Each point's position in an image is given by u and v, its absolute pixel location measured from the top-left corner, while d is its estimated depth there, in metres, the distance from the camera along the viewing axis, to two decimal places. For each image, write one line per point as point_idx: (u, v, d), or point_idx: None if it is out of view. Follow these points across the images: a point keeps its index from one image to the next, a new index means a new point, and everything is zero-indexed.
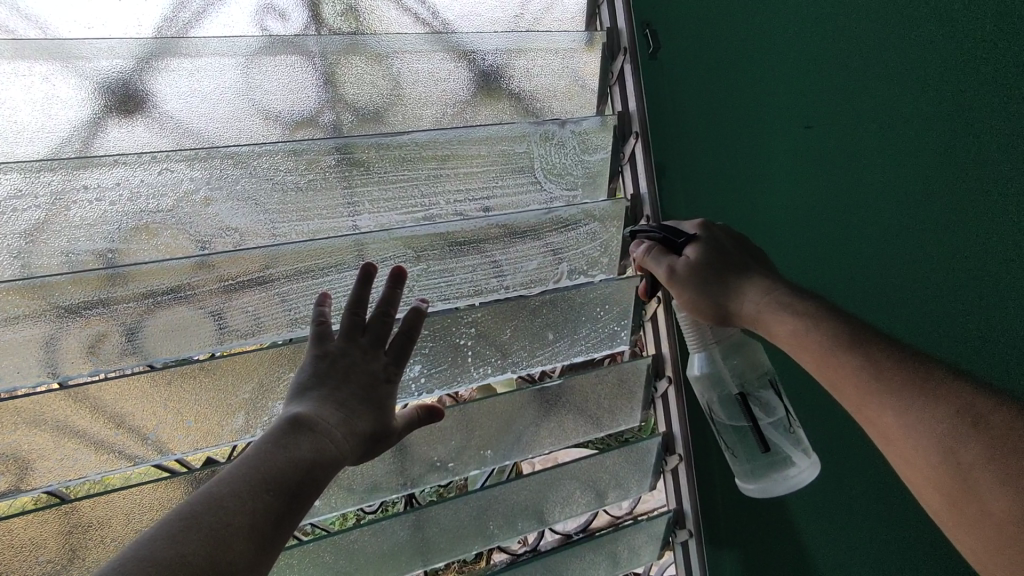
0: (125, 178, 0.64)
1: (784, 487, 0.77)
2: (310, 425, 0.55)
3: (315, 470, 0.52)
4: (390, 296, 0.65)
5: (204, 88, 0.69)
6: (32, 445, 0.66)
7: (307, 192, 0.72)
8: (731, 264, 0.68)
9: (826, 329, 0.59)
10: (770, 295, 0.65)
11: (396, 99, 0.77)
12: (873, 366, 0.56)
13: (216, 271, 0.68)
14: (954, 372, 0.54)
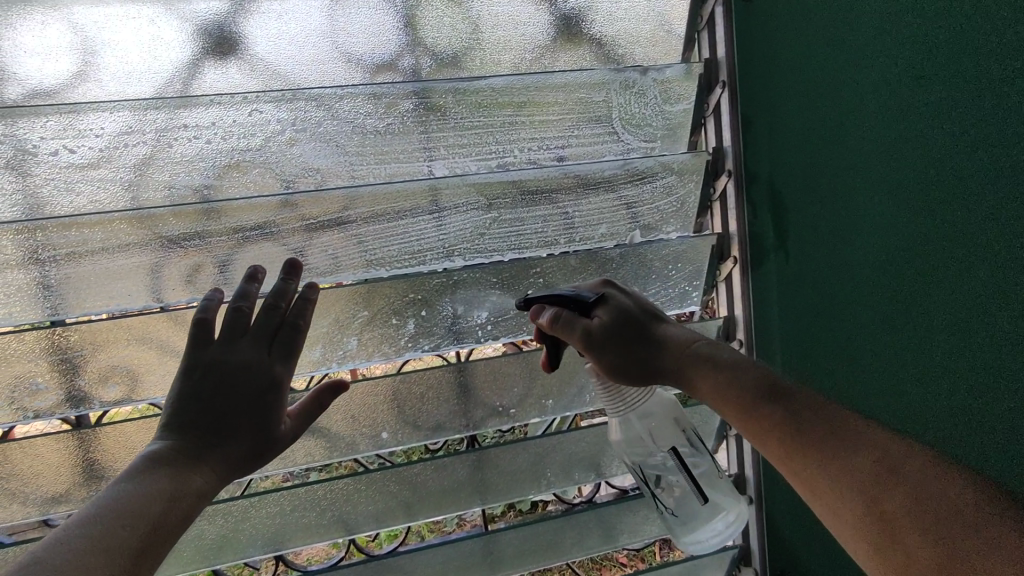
0: (218, 118, 0.68)
1: (720, 536, 0.82)
2: (177, 463, 0.56)
3: (178, 510, 0.53)
4: (279, 302, 0.65)
5: (292, 30, 0.71)
6: (141, 360, 0.74)
7: (385, 135, 0.73)
8: (642, 329, 0.70)
9: (750, 384, 0.61)
10: (680, 360, 0.67)
11: (476, 43, 0.76)
12: (791, 418, 0.55)
13: (299, 210, 0.71)
14: (872, 422, 0.51)
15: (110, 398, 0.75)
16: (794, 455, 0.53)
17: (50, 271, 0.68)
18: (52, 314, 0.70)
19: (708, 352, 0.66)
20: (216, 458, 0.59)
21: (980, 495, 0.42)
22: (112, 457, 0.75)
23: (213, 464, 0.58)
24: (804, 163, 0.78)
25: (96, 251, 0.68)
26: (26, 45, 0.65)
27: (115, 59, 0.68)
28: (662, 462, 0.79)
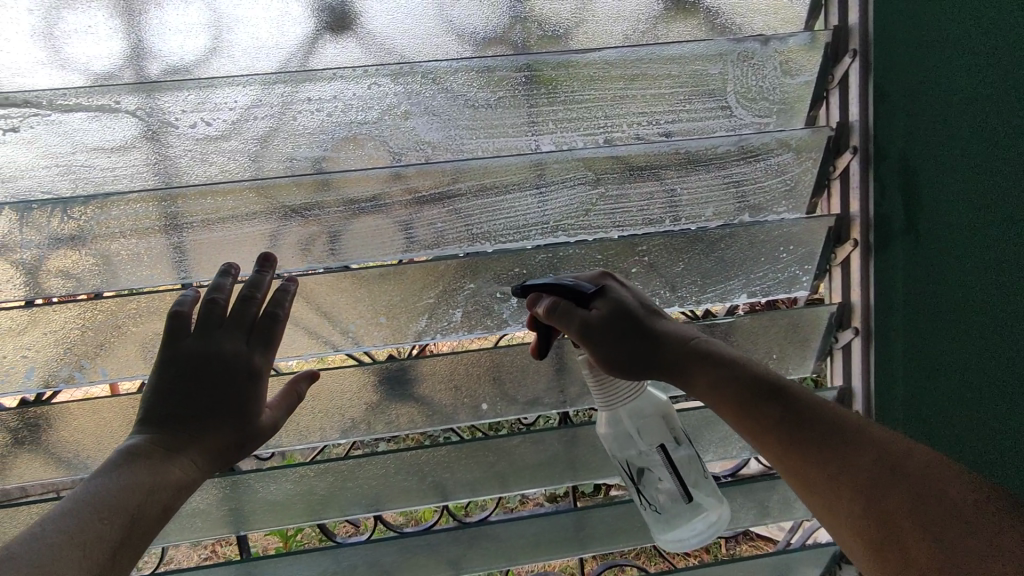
0: (340, 92, 0.71)
1: (698, 538, 0.77)
2: (155, 462, 0.58)
3: (159, 502, 0.56)
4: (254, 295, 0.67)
5: (407, 5, 0.72)
6: None
7: (494, 109, 0.73)
8: (641, 329, 0.70)
9: (745, 384, 0.66)
10: (674, 361, 0.69)
11: (587, 14, 0.74)
12: (790, 416, 0.62)
13: (410, 184, 0.73)
14: (864, 427, 0.59)
15: None
16: (794, 452, 0.60)
17: (187, 236, 0.74)
18: (182, 276, 0.76)
19: (711, 354, 0.69)
20: (197, 454, 0.61)
21: (972, 500, 0.50)
22: None
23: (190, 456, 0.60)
24: (908, 154, 0.74)
25: (227, 218, 0.73)
26: (169, 23, 0.70)
27: (246, 36, 0.72)
28: (642, 459, 0.76)
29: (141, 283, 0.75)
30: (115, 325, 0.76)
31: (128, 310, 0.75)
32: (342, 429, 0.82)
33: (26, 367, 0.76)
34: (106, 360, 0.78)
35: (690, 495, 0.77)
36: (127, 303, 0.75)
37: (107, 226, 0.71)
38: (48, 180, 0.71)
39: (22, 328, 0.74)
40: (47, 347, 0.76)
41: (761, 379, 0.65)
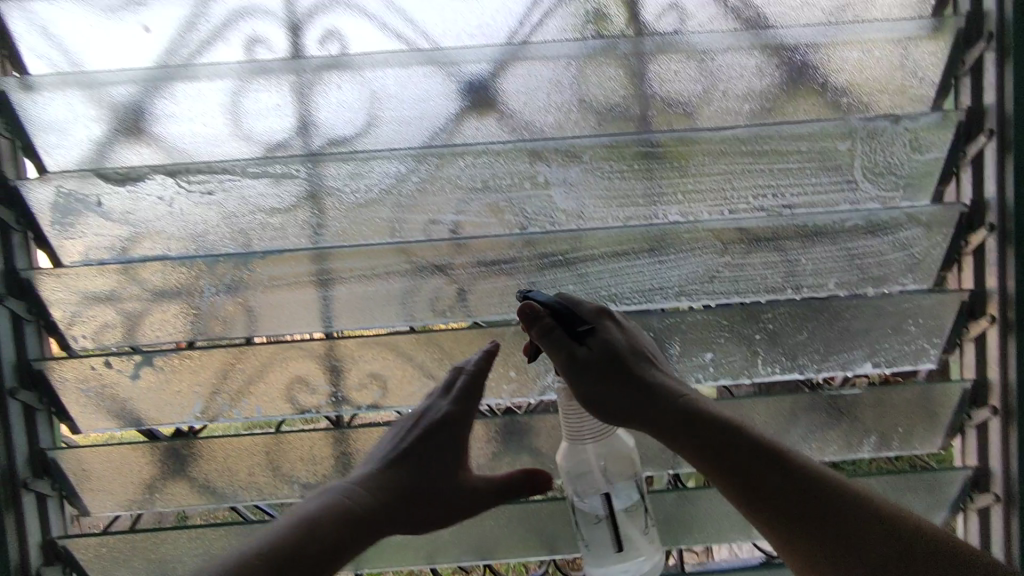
0: (486, 164, 0.78)
1: None
2: (307, 521, 0.67)
3: (311, 556, 0.65)
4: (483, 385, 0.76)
5: (534, 85, 0.78)
6: (392, 371, 0.85)
7: (616, 178, 0.78)
8: (631, 369, 0.73)
9: (743, 446, 0.68)
10: (671, 413, 0.71)
11: (711, 92, 0.78)
12: (786, 497, 0.65)
13: (540, 249, 0.79)
14: (855, 503, 0.65)
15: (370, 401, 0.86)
16: (780, 517, 0.65)
17: (338, 289, 0.81)
18: (326, 326, 0.83)
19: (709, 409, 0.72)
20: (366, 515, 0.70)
21: None
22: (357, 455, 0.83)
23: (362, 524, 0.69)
24: None
25: (373, 274, 0.81)
26: (334, 104, 0.80)
27: (401, 111, 0.80)
28: (620, 501, 0.76)
29: (294, 331, 0.83)
30: (268, 367, 0.83)
31: (285, 356, 0.83)
32: None
33: (193, 402, 0.83)
34: (254, 397, 0.84)
35: (624, 542, 0.76)
36: (283, 349, 0.83)
37: (275, 278, 0.80)
38: (221, 237, 0.80)
39: (186, 368, 0.81)
40: (211, 385, 0.83)
41: (768, 444, 0.69)
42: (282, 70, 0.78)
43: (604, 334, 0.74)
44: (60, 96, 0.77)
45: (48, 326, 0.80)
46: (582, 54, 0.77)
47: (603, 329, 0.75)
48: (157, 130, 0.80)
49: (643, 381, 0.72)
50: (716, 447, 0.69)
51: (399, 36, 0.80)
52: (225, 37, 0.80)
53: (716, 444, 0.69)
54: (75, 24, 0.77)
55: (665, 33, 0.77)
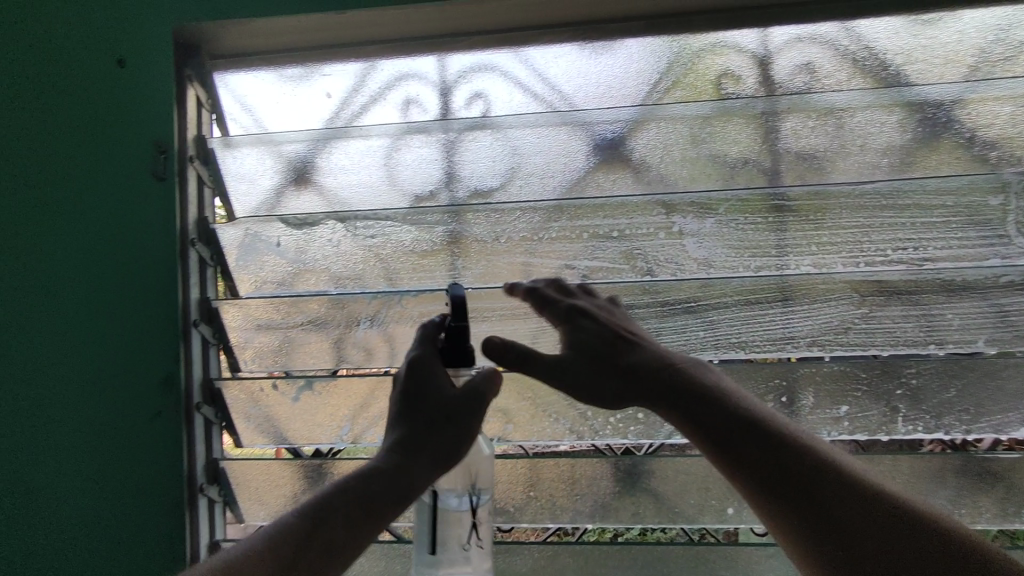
0: (621, 217, 0.83)
1: None
2: (319, 504, 0.68)
3: (324, 536, 0.66)
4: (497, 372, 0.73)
5: (665, 142, 0.83)
6: (516, 408, 0.87)
7: (750, 232, 0.81)
8: (635, 355, 0.74)
9: (733, 424, 0.68)
10: (654, 386, 0.72)
11: (845, 147, 0.79)
12: (768, 464, 0.65)
13: (662, 296, 0.83)
14: (847, 487, 0.63)
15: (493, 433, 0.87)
16: (744, 467, 0.66)
17: (476, 326, 0.87)
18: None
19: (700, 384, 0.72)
20: (374, 488, 0.68)
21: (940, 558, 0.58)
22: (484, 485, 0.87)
23: (387, 480, 0.69)
24: None
25: (507, 314, 0.86)
26: (474, 160, 0.87)
27: (542, 164, 0.85)
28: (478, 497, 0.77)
29: None
30: None
31: None
32: (590, 512, 0.85)
33: (341, 423, 0.90)
34: None
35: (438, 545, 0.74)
36: None
37: (422, 314, 0.87)
38: (375, 276, 0.89)
39: (334, 394, 0.89)
40: (358, 408, 0.89)
41: (766, 422, 0.68)
42: (434, 129, 0.86)
43: (612, 319, 0.76)
44: (246, 153, 0.89)
45: (225, 350, 0.91)
46: (716, 111, 0.81)
47: (615, 318, 0.76)
48: (322, 180, 0.89)
49: (647, 367, 0.73)
50: (708, 433, 0.68)
51: (541, 99, 0.87)
52: (380, 100, 0.90)
53: (714, 431, 0.68)
54: (263, 92, 0.90)
55: (796, 92, 0.81)
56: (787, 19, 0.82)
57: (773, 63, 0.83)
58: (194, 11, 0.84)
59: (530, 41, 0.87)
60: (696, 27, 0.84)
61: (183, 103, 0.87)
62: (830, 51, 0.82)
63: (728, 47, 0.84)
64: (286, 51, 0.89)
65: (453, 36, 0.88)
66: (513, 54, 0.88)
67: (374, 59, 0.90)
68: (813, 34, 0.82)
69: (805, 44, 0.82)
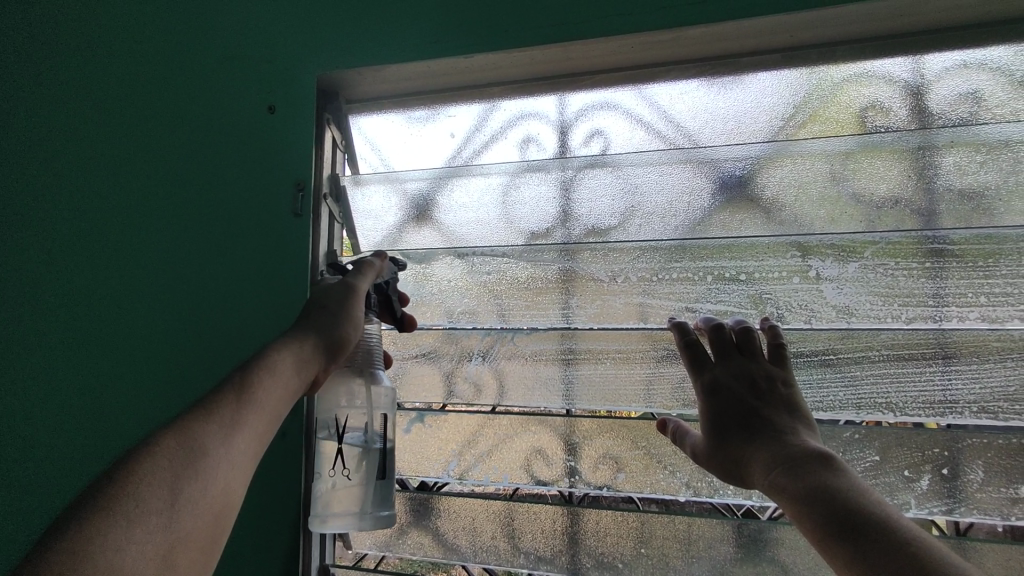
0: (749, 262, 0.78)
1: (334, 524, 0.73)
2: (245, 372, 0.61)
3: (256, 398, 0.60)
4: (375, 263, 0.77)
5: (797, 179, 0.77)
6: (624, 455, 0.83)
7: (901, 278, 0.72)
8: (778, 426, 0.64)
9: (823, 501, 0.53)
10: (778, 450, 0.61)
11: (1017, 185, 0.70)
12: (876, 559, 0.47)
13: (799, 346, 0.76)
14: None
15: (598, 479, 0.84)
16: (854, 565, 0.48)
17: (588, 367, 0.84)
18: (567, 402, 0.85)
19: (798, 454, 0.59)
20: (288, 363, 0.64)
21: None
22: (589, 535, 0.83)
23: (292, 358, 0.64)
24: None
25: (621, 356, 0.83)
26: (590, 198, 0.85)
27: (660, 203, 0.82)
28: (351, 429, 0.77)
29: (539, 405, 0.86)
30: (514, 433, 0.88)
31: (528, 427, 0.87)
32: None
33: (449, 458, 0.89)
34: (499, 461, 0.88)
35: (342, 486, 0.75)
36: (530, 420, 0.87)
37: (535, 352, 0.86)
38: (488, 312, 0.89)
39: (442, 426, 0.90)
40: (466, 444, 0.89)
41: (859, 502, 0.52)
42: (552, 167, 0.87)
43: (766, 390, 0.67)
44: (373, 190, 0.94)
45: None
46: (859, 146, 0.75)
47: (771, 389, 0.68)
48: (441, 217, 0.91)
49: (779, 437, 0.63)
50: (821, 513, 0.53)
51: (662, 138, 0.85)
52: (500, 138, 0.92)
53: (819, 492, 0.54)
54: (390, 134, 0.96)
55: (955, 125, 0.74)
56: (946, 45, 0.76)
57: (929, 93, 0.76)
58: (332, 61, 0.90)
59: (652, 78, 0.86)
60: (837, 57, 0.79)
61: (321, 143, 0.92)
62: (998, 79, 0.74)
63: (875, 77, 0.78)
64: (417, 95, 0.95)
65: (575, 77, 0.89)
66: (635, 91, 0.87)
67: (497, 100, 0.93)
68: (980, 60, 0.75)
69: (970, 71, 0.75)
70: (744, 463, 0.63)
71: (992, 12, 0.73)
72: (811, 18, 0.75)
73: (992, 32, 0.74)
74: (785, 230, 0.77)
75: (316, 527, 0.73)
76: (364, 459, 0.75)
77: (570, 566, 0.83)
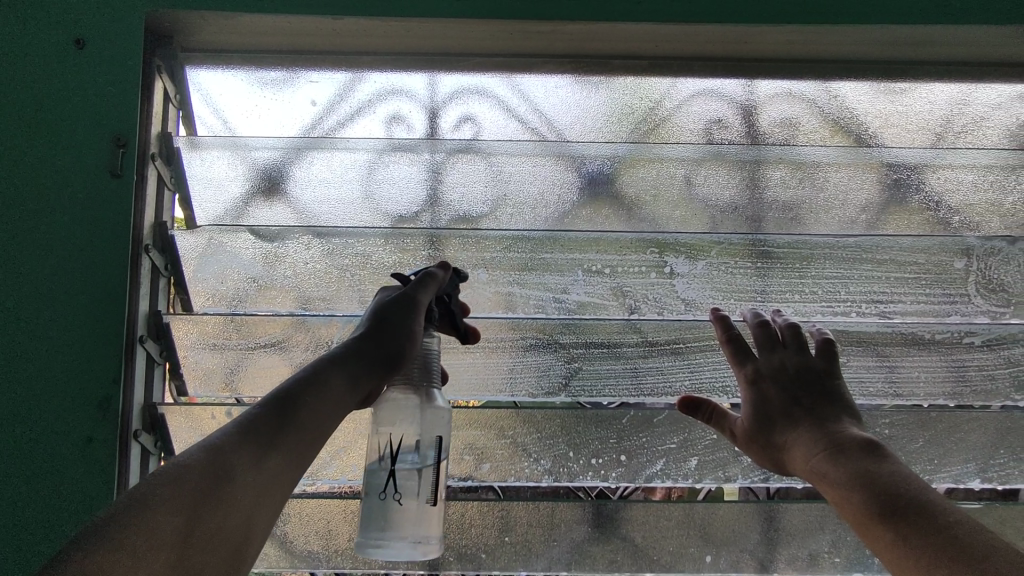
0: (610, 256, 0.81)
1: (393, 551, 0.67)
2: (289, 394, 0.62)
3: (294, 421, 0.60)
4: (437, 274, 0.74)
5: (653, 180, 0.82)
6: (488, 446, 0.82)
7: (736, 276, 0.82)
8: (820, 414, 0.67)
9: (830, 449, 0.63)
10: (804, 418, 0.67)
11: (822, 200, 0.83)
12: (861, 480, 0.58)
13: (649, 336, 0.81)
14: (947, 510, 0.53)
15: (462, 471, 0.82)
16: (851, 486, 0.58)
17: (454, 357, 0.82)
18: None
19: (819, 422, 0.66)
20: (340, 379, 0.65)
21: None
22: (451, 529, 0.81)
23: (342, 376, 0.66)
24: None
25: (486, 345, 0.82)
26: (461, 184, 0.83)
27: (532, 194, 0.83)
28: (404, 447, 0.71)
29: None
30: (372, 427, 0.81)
31: None
32: (567, 560, 0.80)
33: None
34: (357, 459, 0.82)
35: (396, 509, 0.69)
36: None
37: None
38: (348, 299, 0.82)
39: None
40: None
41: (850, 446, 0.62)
42: (422, 148, 0.82)
43: (807, 379, 0.70)
44: (216, 156, 0.81)
45: (171, 368, 0.80)
46: (707, 155, 0.82)
47: (815, 379, 0.70)
48: (295, 193, 0.83)
49: (818, 417, 0.67)
50: (863, 496, 0.57)
51: (534, 129, 0.86)
52: (367, 112, 0.86)
53: (834, 445, 0.63)
54: (237, 94, 0.84)
55: (780, 144, 0.84)
56: (776, 74, 0.86)
57: (761, 114, 0.86)
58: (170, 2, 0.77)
59: (527, 69, 0.86)
60: (690, 73, 0.86)
61: (149, 95, 0.78)
62: (813, 109, 0.86)
63: (720, 94, 0.86)
64: (272, 52, 0.84)
65: (451, 57, 0.86)
66: (506, 80, 0.86)
67: (364, 70, 0.85)
68: (800, 92, 0.86)
69: (792, 99, 0.86)
70: (783, 443, 0.67)
71: (812, 50, 0.84)
72: (674, 32, 0.80)
73: (809, 67, 0.86)
74: (644, 229, 0.82)
75: (366, 554, 0.67)
76: (418, 483, 0.70)
77: (430, 563, 0.80)
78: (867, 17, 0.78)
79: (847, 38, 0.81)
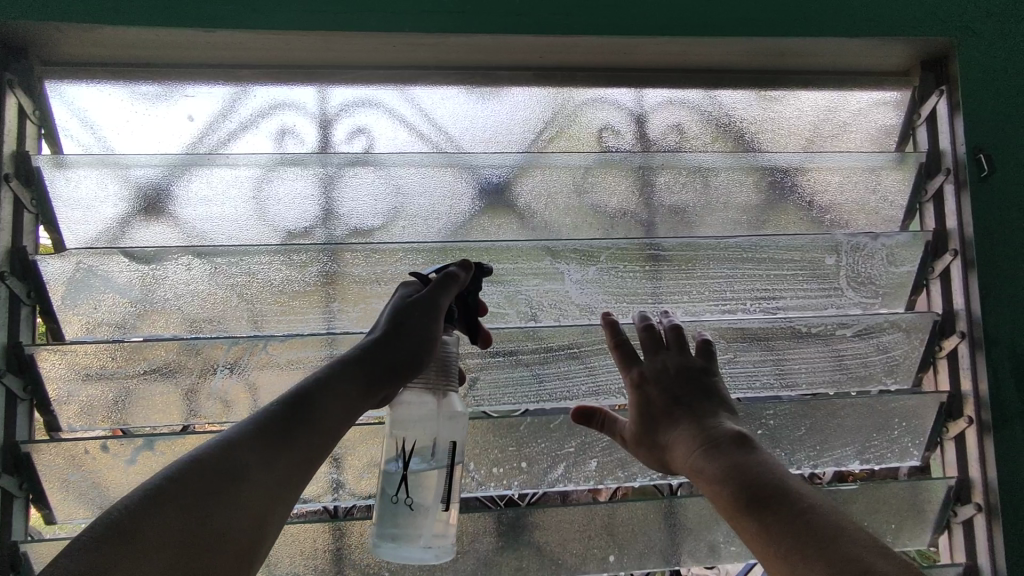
0: (503, 264, 0.82)
1: (404, 553, 0.65)
2: (307, 394, 0.65)
3: (311, 421, 0.63)
4: (459, 274, 0.72)
5: (546, 187, 0.84)
6: None
7: (627, 279, 0.84)
8: (699, 410, 0.70)
9: (707, 441, 0.65)
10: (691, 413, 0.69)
11: (706, 203, 0.87)
12: (731, 471, 0.60)
13: (546, 342, 0.82)
14: (800, 496, 0.56)
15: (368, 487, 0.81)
16: (722, 478, 0.60)
17: None
18: None
19: (701, 415, 0.69)
20: (356, 381, 0.66)
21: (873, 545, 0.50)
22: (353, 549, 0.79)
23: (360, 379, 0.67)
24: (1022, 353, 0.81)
25: None
26: (353, 198, 0.82)
27: (427, 205, 0.83)
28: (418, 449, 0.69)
29: None
30: None
31: None
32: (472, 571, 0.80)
33: None
34: None
35: (410, 510, 0.67)
36: None
37: (292, 360, 0.79)
38: (237, 318, 0.79)
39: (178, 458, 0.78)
40: None
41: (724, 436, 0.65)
42: (311, 161, 0.80)
43: (687, 377, 0.72)
44: (83, 174, 0.77)
45: (38, 404, 0.76)
46: (598, 163, 0.84)
47: (694, 375, 0.72)
48: (178, 212, 0.79)
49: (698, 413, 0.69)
50: (732, 487, 0.59)
51: (429, 140, 0.86)
52: (251, 127, 0.83)
53: (710, 437, 0.65)
54: (108, 110, 0.80)
55: (667, 150, 0.87)
56: (660, 83, 0.89)
57: (649, 121, 0.89)
58: (19, 13, 0.72)
59: (416, 80, 0.86)
60: (578, 82, 0.88)
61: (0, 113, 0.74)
62: (696, 116, 0.90)
63: (608, 103, 0.89)
64: (145, 66, 0.80)
65: (337, 68, 0.84)
66: (399, 91, 0.86)
67: (247, 83, 0.83)
68: (681, 99, 0.90)
69: (676, 107, 0.90)
70: (665, 441, 0.69)
71: (692, 60, 0.87)
72: (558, 43, 0.82)
73: (690, 76, 0.90)
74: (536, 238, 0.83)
75: (377, 552, 0.66)
76: (431, 484, 0.68)
77: None
78: (735, 29, 0.82)
79: (720, 48, 0.85)
